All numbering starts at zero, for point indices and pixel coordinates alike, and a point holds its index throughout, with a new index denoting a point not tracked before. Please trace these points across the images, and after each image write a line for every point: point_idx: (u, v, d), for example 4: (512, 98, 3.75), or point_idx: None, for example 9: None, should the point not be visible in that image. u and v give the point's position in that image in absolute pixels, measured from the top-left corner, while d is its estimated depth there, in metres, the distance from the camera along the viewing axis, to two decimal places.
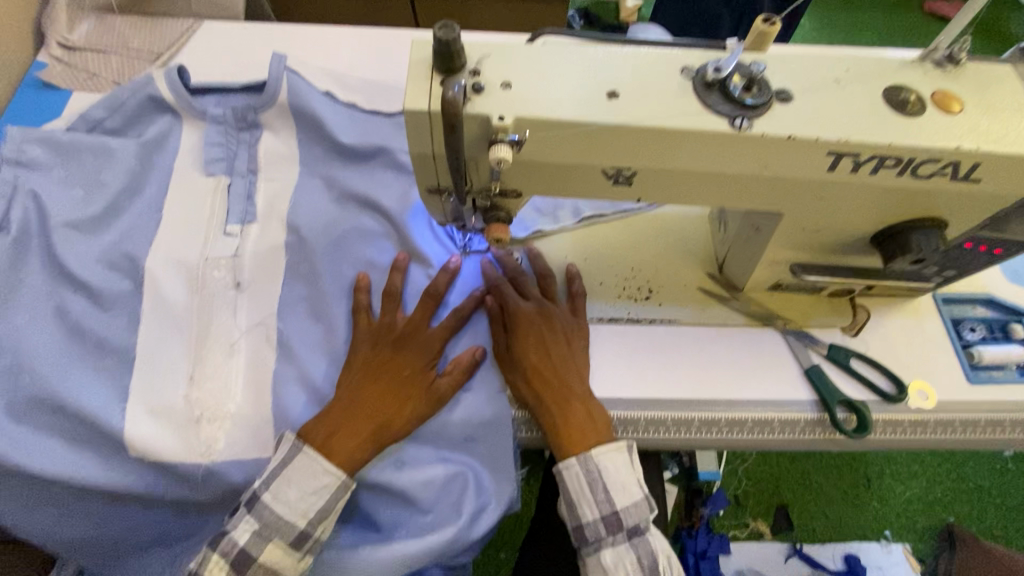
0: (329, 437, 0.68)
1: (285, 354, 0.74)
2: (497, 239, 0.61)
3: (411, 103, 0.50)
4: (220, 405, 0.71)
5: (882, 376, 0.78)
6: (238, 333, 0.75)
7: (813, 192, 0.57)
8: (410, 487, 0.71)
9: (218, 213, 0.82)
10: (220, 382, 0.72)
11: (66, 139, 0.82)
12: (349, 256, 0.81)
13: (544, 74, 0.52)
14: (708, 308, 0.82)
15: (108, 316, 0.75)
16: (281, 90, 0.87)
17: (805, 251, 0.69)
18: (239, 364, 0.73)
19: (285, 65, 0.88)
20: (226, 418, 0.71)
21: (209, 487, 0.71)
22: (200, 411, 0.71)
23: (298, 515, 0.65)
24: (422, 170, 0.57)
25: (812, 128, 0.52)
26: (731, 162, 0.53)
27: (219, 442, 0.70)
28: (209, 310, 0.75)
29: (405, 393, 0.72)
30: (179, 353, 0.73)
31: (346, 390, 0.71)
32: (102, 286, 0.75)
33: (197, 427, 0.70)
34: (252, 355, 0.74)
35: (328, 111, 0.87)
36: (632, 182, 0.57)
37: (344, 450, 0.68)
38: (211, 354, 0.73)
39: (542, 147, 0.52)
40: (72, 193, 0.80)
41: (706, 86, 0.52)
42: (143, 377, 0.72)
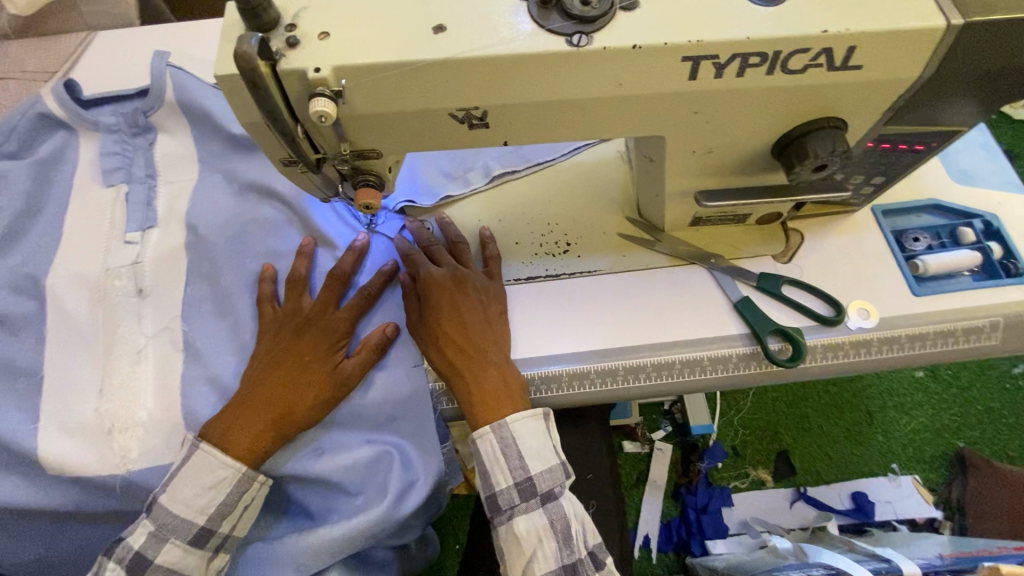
0: (228, 431, 0.66)
1: (192, 354, 0.72)
2: (365, 205, 0.59)
3: (220, 67, 0.47)
4: (130, 413, 0.70)
5: (819, 301, 0.74)
6: (143, 339, 0.73)
7: (684, 106, 0.53)
8: (333, 474, 0.70)
9: (118, 223, 0.81)
10: (129, 391, 0.70)
11: None
12: (252, 248, 0.78)
13: (365, 17, 0.49)
14: (631, 253, 0.78)
15: (16, 339, 0.74)
16: (167, 89, 0.84)
17: (709, 176, 0.65)
18: (147, 370, 0.72)
19: (168, 61, 0.85)
20: (138, 425, 0.70)
21: (133, 496, 0.70)
22: (112, 422, 0.69)
23: (196, 512, 0.65)
24: (264, 141, 0.53)
25: (659, 33, 0.47)
26: (581, 84, 0.49)
27: (134, 450, 0.69)
28: (112, 320, 0.74)
29: (309, 379, 0.69)
30: (86, 367, 0.72)
31: (249, 383, 0.69)
32: (7, 309, 0.75)
33: (109, 438, 0.69)
34: (159, 360, 0.72)
35: (219, 103, 0.85)
36: (487, 123, 0.53)
37: (244, 441, 0.66)
38: (118, 364, 0.72)
39: (373, 97, 0.49)
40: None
41: (541, 4, 0.48)
42: (53, 395, 0.71)
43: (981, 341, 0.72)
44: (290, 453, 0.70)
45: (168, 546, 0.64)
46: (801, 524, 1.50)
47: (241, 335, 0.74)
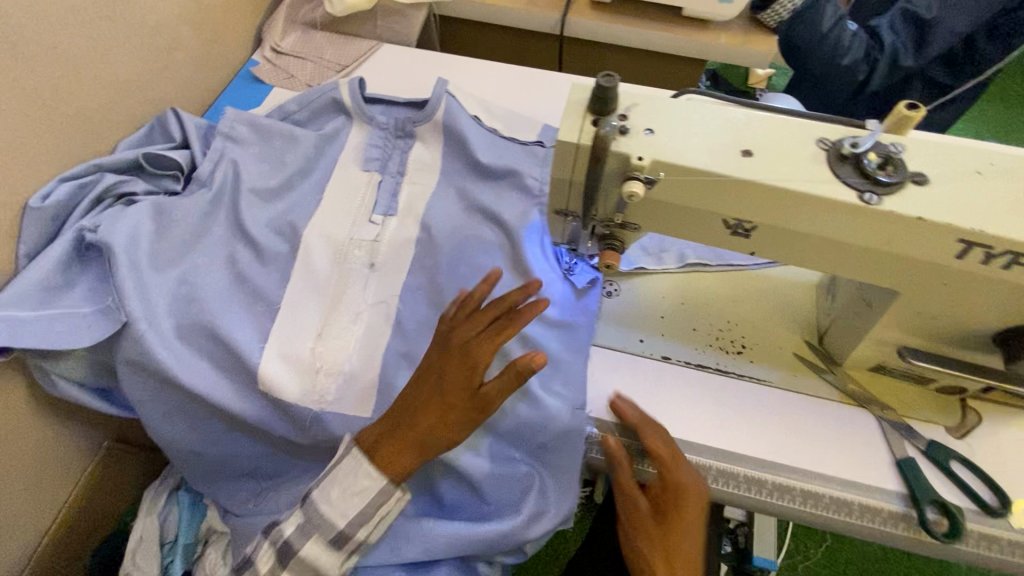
0: (376, 441, 0.75)
1: (398, 332, 0.84)
2: (607, 264, 0.66)
3: (564, 134, 0.58)
4: (337, 362, 0.81)
5: (988, 488, 0.72)
6: (364, 306, 0.85)
7: (935, 276, 0.58)
8: (479, 478, 0.77)
9: (366, 203, 0.95)
10: (341, 344, 0.82)
11: (265, 123, 1.01)
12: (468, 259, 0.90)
13: (685, 126, 0.58)
14: (802, 376, 0.81)
15: (265, 271, 0.89)
16: (438, 109, 1.00)
17: (917, 336, 0.68)
18: (358, 332, 0.83)
19: (445, 89, 1.01)
20: (340, 375, 0.81)
21: (315, 432, 0.81)
22: (321, 364, 0.81)
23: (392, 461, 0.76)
24: (558, 192, 0.64)
25: (945, 213, 0.53)
26: (853, 232, 0.56)
27: (330, 394, 0.80)
28: (344, 281, 0.87)
29: (447, 401, 0.73)
30: (313, 313, 0.85)
31: (407, 394, 0.75)
32: (267, 245, 0.90)
33: (315, 378, 0.81)
34: (371, 327, 0.84)
35: (474, 132, 0.99)
36: (749, 235, 0.61)
37: (387, 454, 0.74)
38: (338, 319, 0.84)
39: (672, 189, 0.58)
40: (261, 167, 0.97)
41: (839, 157, 0.56)
42: (281, 326, 0.84)
43: None
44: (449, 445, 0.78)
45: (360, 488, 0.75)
46: None
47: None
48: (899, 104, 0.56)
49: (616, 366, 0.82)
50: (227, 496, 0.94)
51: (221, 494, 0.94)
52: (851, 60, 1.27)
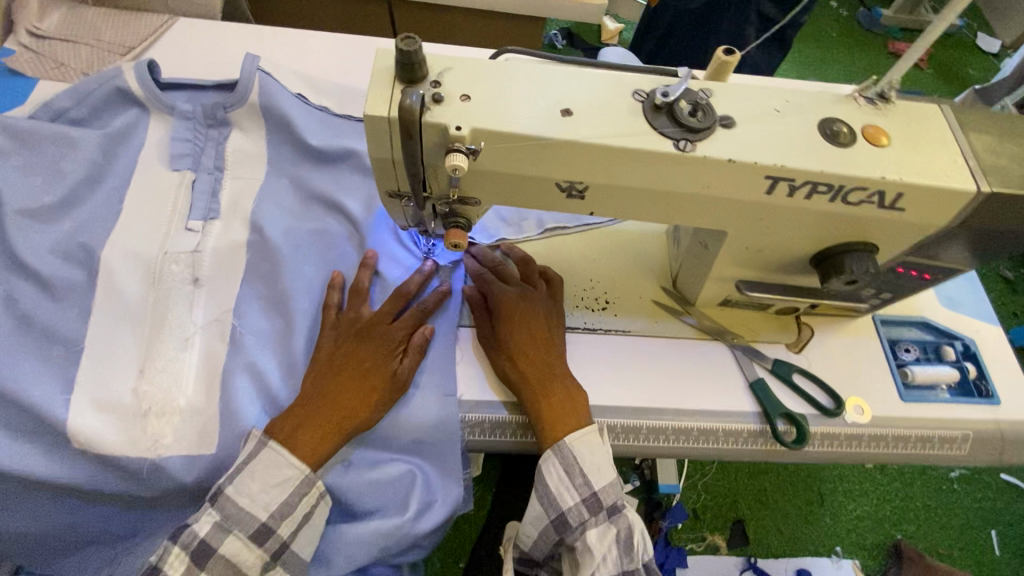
0: (294, 431, 0.68)
1: (239, 351, 0.73)
2: (454, 244, 0.63)
3: (370, 109, 0.51)
4: (169, 399, 0.70)
5: (821, 391, 0.82)
6: (193, 328, 0.74)
7: (754, 213, 0.61)
8: (358, 490, 0.71)
9: (180, 208, 0.82)
10: (170, 376, 0.71)
11: (26, 126, 0.81)
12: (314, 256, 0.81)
13: (504, 89, 0.55)
14: (662, 320, 0.85)
15: (58, 306, 0.73)
16: (252, 91, 0.87)
17: (749, 269, 0.73)
18: (192, 360, 0.72)
19: (258, 66, 0.88)
20: (176, 413, 0.70)
21: (158, 484, 0.70)
22: (148, 405, 0.70)
23: (260, 507, 0.65)
24: (382, 173, 0.58)
25: (750, 153, 0.55)
26: (676, 180, 0.57)
27: (167, 437, 0.69)
28: (165, 304, 0.74)
29: (367, 383, 0.71)
30: (130, 347, 0.72)
31: (308, 390, 0.70)
32: (55, 275, 0.74)
33: (144, 422, 0.69)
34: (207, 351, 0.73)
35: (300, 113, 0.88)
36: (584, 196, 0.59)
37: (308, 445, 0.67)
38: (164, 348, 0.72)
39: (499, 159, 0.55)
40: (31, 180, 0.79)
41: (655, 107, 0.56)
42: (90, 369, 0.70)
43: (951, 450, 0.82)
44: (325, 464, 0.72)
45: (230, 537, 0.64)
46: None
47: (288, 339, 0.76)
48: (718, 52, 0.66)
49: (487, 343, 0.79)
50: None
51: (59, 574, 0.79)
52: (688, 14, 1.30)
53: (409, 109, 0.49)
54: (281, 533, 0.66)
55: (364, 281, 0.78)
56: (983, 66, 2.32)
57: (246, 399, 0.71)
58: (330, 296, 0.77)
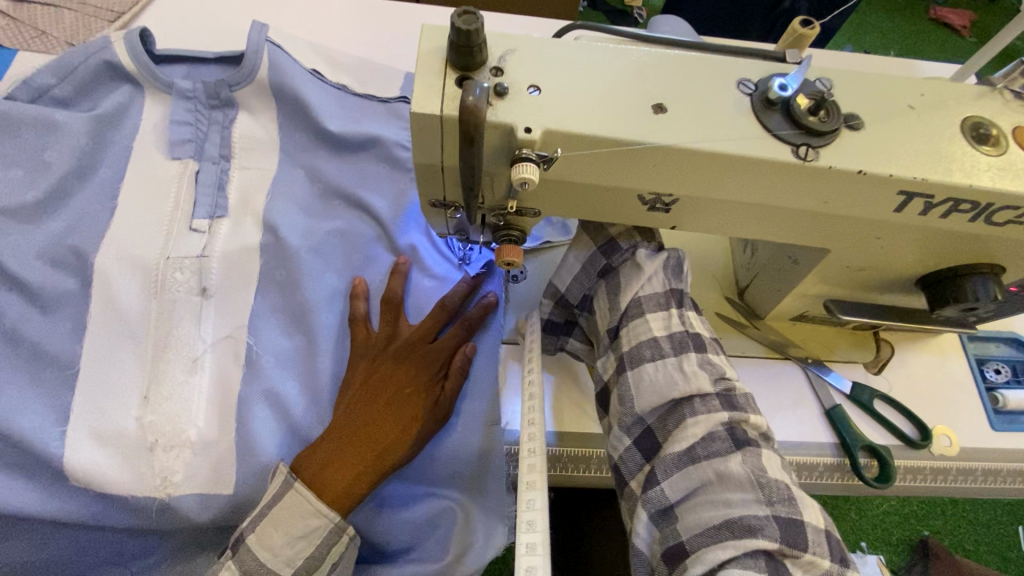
0: (322, 469, 0.60)
1: (256, 373, 0.65)
2: (507, 263, 0.52)
3: (419, 105, 0.41)
4: (179, 430, 0.61)
5: (906, 420, 0.73)
6: (202, 347, 0.65)
7: (871, 231, 0.50)
8: (391, 529, 0.65)
9: (183, 204, 0.71)
10: (178, 405, 0.62)
11: (3, 108, 0.70)
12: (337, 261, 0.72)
13: (580, 77, 0.44)
14: (726, 336, 0.76)
15: (50, 323, 0.64)
16: (261, 67, 0.75)
17: (842, 287, 0.63)
18: (203, 384, 0.64)
19: (267, 38, 0.76)
20: (186, 446, 0.62)
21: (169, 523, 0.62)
22: (154, 437, 0.61)
23: (282, 563, 0.57)
24: (427, 181, 0.48)
25: (885, 163, 0.44)
26: (788, 195, 0.46)
27: (178, 473, 0.61)
28: (168, 320, 0.65)
29: (406, 412, 0.64)
30: (132, 369, 0.64)
31: (340, 421, 0.62)
32: (45, 287, 0.65)
33: (150, 456, 0.61)
34: (219, 373, 0.65)
35: (315, 93, 0.77)
36: (670, 210, 0.49)
37: (339, 485, 0.59)
38: (170, 370, 0.63)
39: (575, 168, 0.44)
40: (12, 173, 0.69)
41: (766, 104, 0.44)
42: (88, 394, 0.62)
43: None
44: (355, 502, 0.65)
45: None
46: None
47: (312, 359, 0.67)
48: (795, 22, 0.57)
49: None
50: None
51: None
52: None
53: (473, 108, 0.38)
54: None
55: (397, 292, 0.69)
56: None
57: (266, 428, 0.63)
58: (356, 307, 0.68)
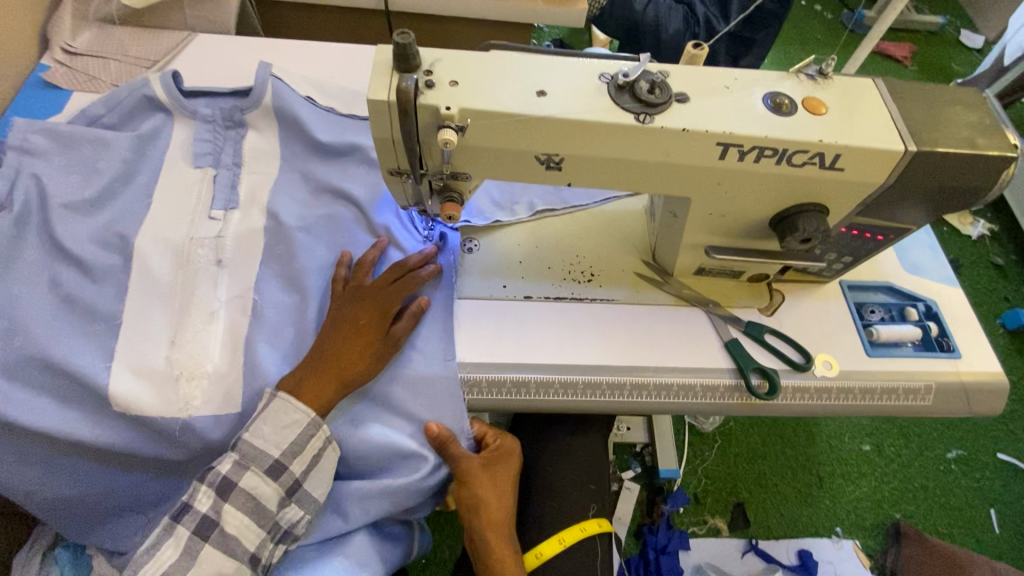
0: (299, 383, 0.77)
1: (260, 323, 0.82)
2: (448, 216, 0.72)
3: (373, 93, 0.60)
4: (198, 364, 0.79)
5: (792, 349, 0.89)
6: (218, 303, 0.83)
7: (712, 178, 0.69)
8: (367, 447, 0.79)
9: (204, 199, 0.90)
10: (199, 345, 0.80)
11: (67, 130, 0.91)
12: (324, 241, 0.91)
13: (486, 75, 0.64)
14: (643, 290, 0.92)
15: (97, 288, 0.82)
16: (266, 94, 0.97)
17: (717, 235, 0.80)
18: (218, 331, 0.81)
19: (270, 73, 0.98)
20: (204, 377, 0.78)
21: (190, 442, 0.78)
22: (180, 370, 0.78)
23: (272, 446, 0.76)
24: (383, 152, 0.67)
25: (702, 123, 0.63)
26: (640, 150, 0.65)
27: (197, 399, 0.77)
28: (192, 284, 0.83)
29: (375, 342, 0.80)
30: (162, 322, 0.81)
31: (320, 347, 0.80)
32: (95, 261, 0.82)
33: (176, 386, 0.77)
34: (230, 323, 0.82)
35: (308, 114, 0.97)
36: (561, 167, 0.67)
37: (316, 393, 0.77)
38: (192, 321, 0.81)
39: (485, 135, 0.63)
40: (71, 178, 0.89)
41: (618, 87, 0.64)
42: (128, 339, 0.79)
43: (915, 400, 0.88)
44: (336, 424, 0.80)
45: (248, 474, 0.75)
46: (751, 573, 1.63)
47: (305, 312, 0.85)
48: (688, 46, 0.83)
49: (480, 313, 0.87)
50: (110, 543, 0.86)
51: (100, 542, 0.86)
52: (674, 29, 1.46)
53: (405, 91, 0.59)
54: (293, 470, 0.77)
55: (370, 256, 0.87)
56: (964, 63, 2.41)
57: (268, 362, 0.80)
58: (338, 271, 0.86)
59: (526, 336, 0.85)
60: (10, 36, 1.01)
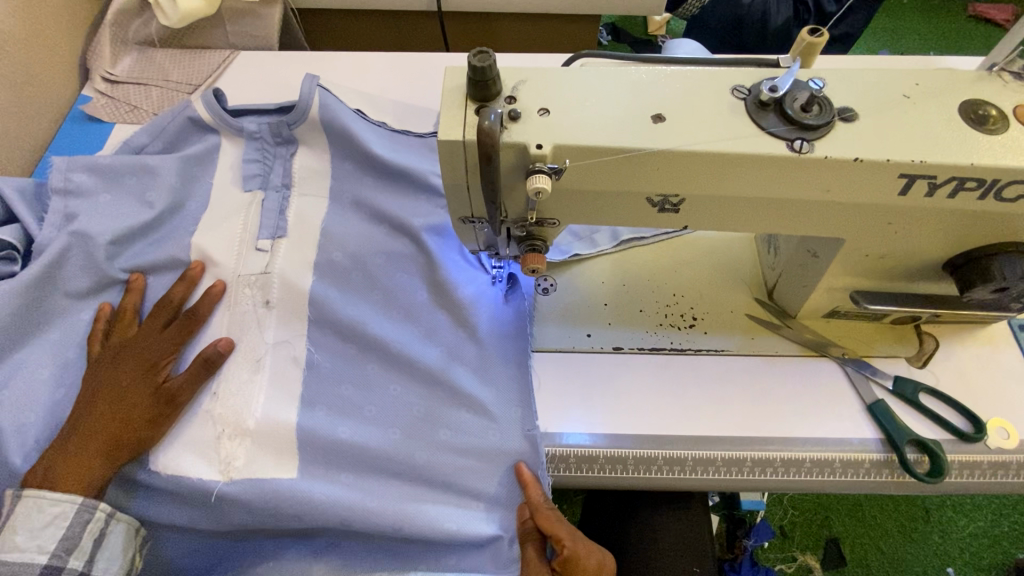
0: (53, 462, 0.66)
1: (316, 378, 0.74)
2: (532, 269, 0.58)
3: (445, 133, 0.48)
4: (242, 420, 0.69)
5: (956, 413, 0.71)
6: (264, 348, 0.74)
7: (880, 217, 0.52)
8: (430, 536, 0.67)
9: (250, 228, 0.81)
10: (243, 398, 0.71)
11: (109, 163, 0.83)
12: (378, 289, 0.80)
13: (585, 97, 0.50)
14: (758, 337, 0.76)
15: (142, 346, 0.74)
16: (312, 106, 0.84)
17: (866, 277, 0.64)
18: (263, 380, 0.72)
19: (317, 83, 0.85)
20: (247, 435, 0.69)
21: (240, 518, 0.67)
22: (223, 427, 0.69)
23: None
24: (455, 199, 0.54)
25: (880, 148, 0.47)
26: (791, 187, 0.49)
27: (240, 458, 0.68)
28: (239, 327, 0.75)
29: (127, 401, 0.69)
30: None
31: (82, 412, 0.69)
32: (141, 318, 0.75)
33: (217, 443, 0.69)
34: (278, 373, 0.73)
35: (363, 127, 0.86)
36: (679, 210, 0.53)
37: (72, 474, 0.65)
38: (236, 370, 0.73)
39: (587, 176, 0.50)
40: (118, 212, 0.82)
41: (760, 105, 0.48)
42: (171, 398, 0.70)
43: None
44: (393, 503, 0.68)
45: None
46: None
47: (363, 367, 0.75)
48: (803, 33, 0.60)
49: (562, 369, 0.74)
50: None
51: None
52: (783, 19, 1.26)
53: (488, 131, 0.45)
54: None
55: (177, 296, 0.77)
56: None
57: (325, 428, 0.70)
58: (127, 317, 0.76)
59: (616, 397, 0.72)
60: (50, 69, 0.95)
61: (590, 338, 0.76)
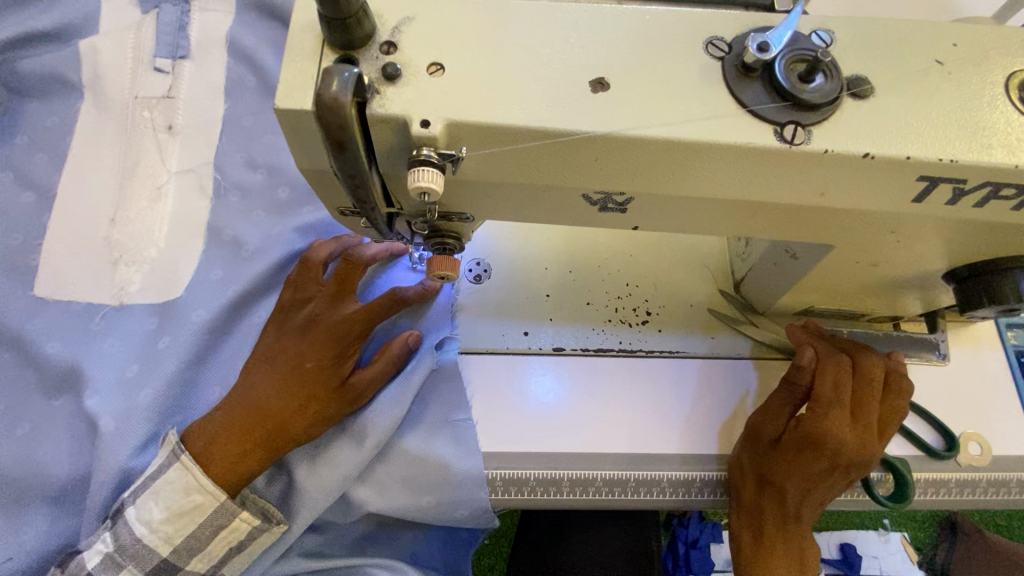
0: None
1: (223, 205, 0.67)
2: (439, 276, 0.44)
3: (285, 100, 0.32)
4: (140, 248, 0.64)
5: (928, 427, 0.64)
6: (167, 176, 0.67)
7: (881, 225, 0.40)
8: None
9: (144, 42, 0.71)
10: (143, 226, 0.65)
11: None
12: (282, 201, 0.69)
13: (499, 46, 0.34)
14: (721, 336, 0.65)
15: (49, 164, 0.68)
16: None
17: (851, 283, 0.53)
18: (166, 210, 0.66)
19: None
20: (146, 263, 0.64)
21: (110, 364, 0.60)
22: (119, 253, 0.64)
23: (161, 543, 0.52)
24: (326, 189, 0.40)
25: (900, 142, 0.34)
26: (779, 187, 0.36)
27: (134, 285, 0.63)
28: (136, 150, 0.68)
29: None
30: (101, 193, 0.66)
31: None
32: (40, 174, 0.67)
33: (112, 269, 0.63)
34: (178, 198, 0.67)
35: None
36: (626, 209, 0.40)
37: None
38: (136, 197, 0.66)
39: (499, 166, 0.36)
40: None
41: (742, 72, 0.34)
42: (68, 205, 0.66)
43: None
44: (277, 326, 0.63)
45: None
46: None
47: (274, 197, 0.69)
48: None
49: (491, 370, 0.62)
50: None
51: None
52: None
53: (332, 104, 0.29)
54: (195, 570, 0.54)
55: None
56: None
57: (224, 252, 0.65)
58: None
59: (554, 405, 0.61)
60: None
61: (520, 292, 0.67)
